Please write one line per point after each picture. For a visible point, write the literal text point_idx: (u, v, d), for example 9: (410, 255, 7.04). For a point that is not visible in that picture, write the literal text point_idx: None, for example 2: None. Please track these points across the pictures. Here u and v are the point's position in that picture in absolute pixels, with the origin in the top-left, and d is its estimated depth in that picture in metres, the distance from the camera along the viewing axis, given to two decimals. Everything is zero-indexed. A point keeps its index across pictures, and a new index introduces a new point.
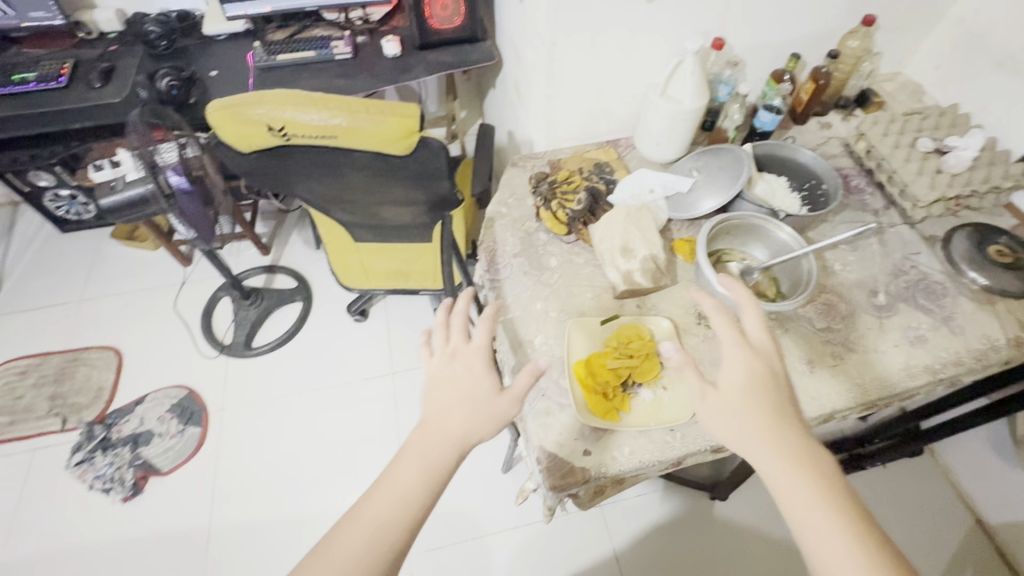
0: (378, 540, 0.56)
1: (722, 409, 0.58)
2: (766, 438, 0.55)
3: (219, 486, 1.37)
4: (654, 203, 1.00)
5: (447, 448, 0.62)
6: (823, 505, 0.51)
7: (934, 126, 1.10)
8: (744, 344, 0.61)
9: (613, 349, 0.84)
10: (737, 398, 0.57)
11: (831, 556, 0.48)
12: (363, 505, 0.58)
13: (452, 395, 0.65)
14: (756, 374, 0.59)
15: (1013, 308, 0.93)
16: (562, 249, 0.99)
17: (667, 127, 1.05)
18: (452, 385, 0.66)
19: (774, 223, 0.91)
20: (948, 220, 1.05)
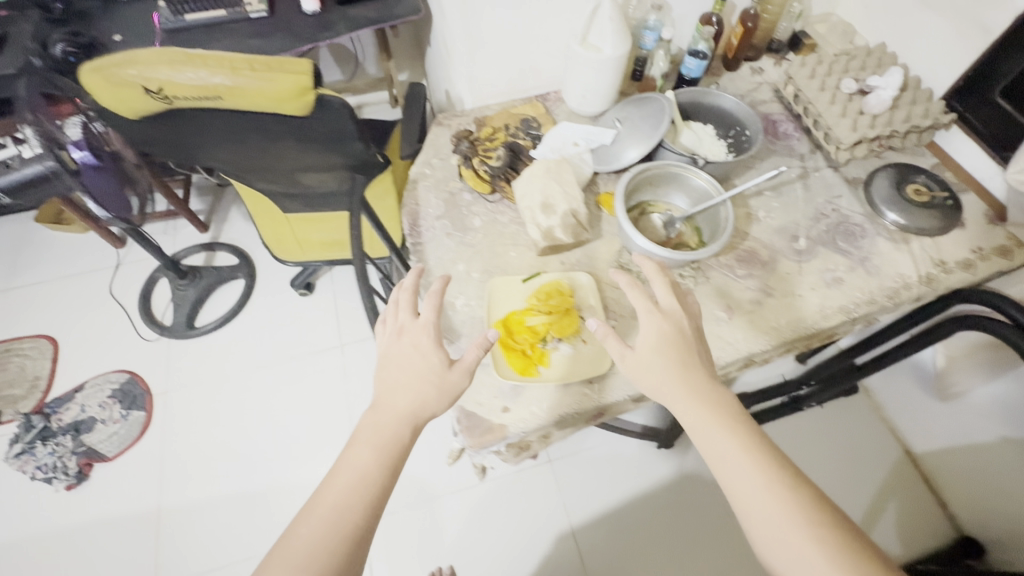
0: (336, 527, 0.55)
1: (641, 370, 0.65)
2: (680, 390, 0.62)
3: (167, 469, 1.35)
4: (576, 156, 0.97)
5: (401, 426, 0.62)
6: (731, 441, 0.58)
7: (860, 67, 1.09)
8: (655, 310, 0.67)
9: (532, 306, 0.84)
10: (654, 358, 0.64)
11: (739, 480, 0.56)
12: (317, 498, 0.57)
13: (401, 373, 0.65)
14: (666, 335, 0.65)
15: (927, 246, 0.95)
16: (486, 209, 0.97)
17: (590, 77, 1.02)
18: (401, 364, 0.67)
19: (692, 169, 0.91)
20: (871, 162, 1.06)
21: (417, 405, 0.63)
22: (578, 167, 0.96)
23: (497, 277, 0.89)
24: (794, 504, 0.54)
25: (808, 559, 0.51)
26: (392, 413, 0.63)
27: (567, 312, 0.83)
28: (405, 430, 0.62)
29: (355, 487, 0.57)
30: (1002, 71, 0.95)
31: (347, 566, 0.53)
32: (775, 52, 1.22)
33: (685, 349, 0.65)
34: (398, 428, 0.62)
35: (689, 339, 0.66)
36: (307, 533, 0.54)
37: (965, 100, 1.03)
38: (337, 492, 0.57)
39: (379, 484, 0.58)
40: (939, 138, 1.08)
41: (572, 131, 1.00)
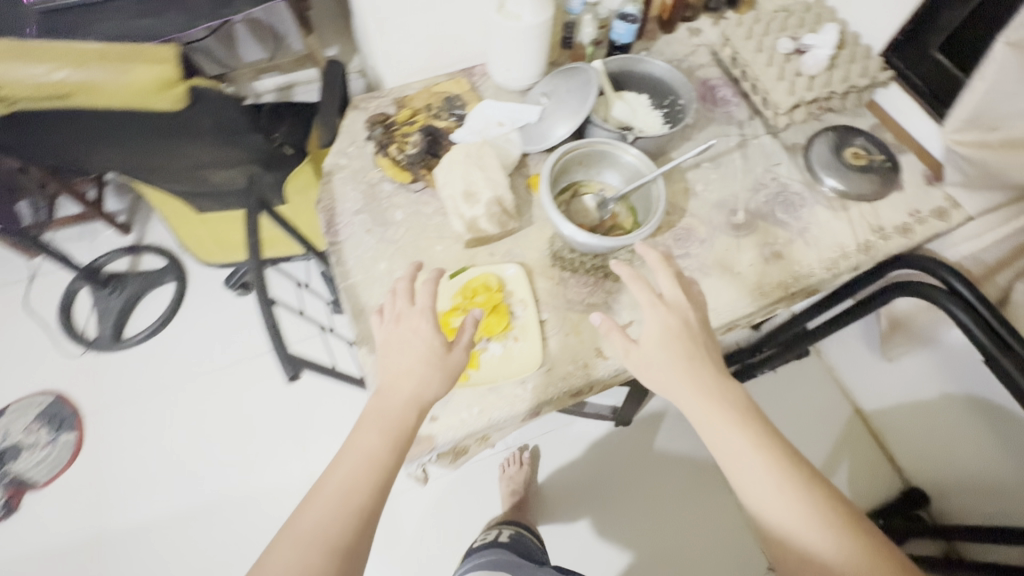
0: (347, 505, 0.58)
1: (648, 365, 0.66)
2: (688, 382, 0.63)
3: (105, 491, 1.28)
4: (500, 138, 0.90)
5: (402, 412, 0.63)
6: (742, 439, 0.59)
7: (799, 24, 1.04)
8: (659, 304, 0.67)
9: (458, 305, 0.79)
10: (660, 354, 0.64)
11: (750, 480, 0.58)
12: (329, 475, 0.60)
13: (401, 361, 0.66)
14: (675, 329, 0.66)
15: (866, 212, 0.92)
16: (408, 200, 0.90)
17: (512, 48, 0.94)
18: (397, 352, 0.67)
19: (621, 146, 0.85)
20: (811, 125, 1.02)
21: (415, 391, 0.64)
22: (503, 150, 0.90)
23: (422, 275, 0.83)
24: (806, 501, 0.56)
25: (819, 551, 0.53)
26: (397, 397, 0.65)
27: (495, 309, 0.79)
28: (406, 412, 0.63)
29: (360, 471, 0.60)
30: (941, 22, 0.91)
31: (357, 541, 0.56)
32: (713, 10, 1.15)
33: (690, 335, 0.66)
34: (399, 413, 0.63)
35: (697, 332, 0.67)
36: (318, 513, 0.57)
37: (905, 55, 0.99)
38: (343, 475, 0.59)
39: (384, 468, 0.60)
40: (878, 97, 1.05)
41: (494, 111, 0.92)
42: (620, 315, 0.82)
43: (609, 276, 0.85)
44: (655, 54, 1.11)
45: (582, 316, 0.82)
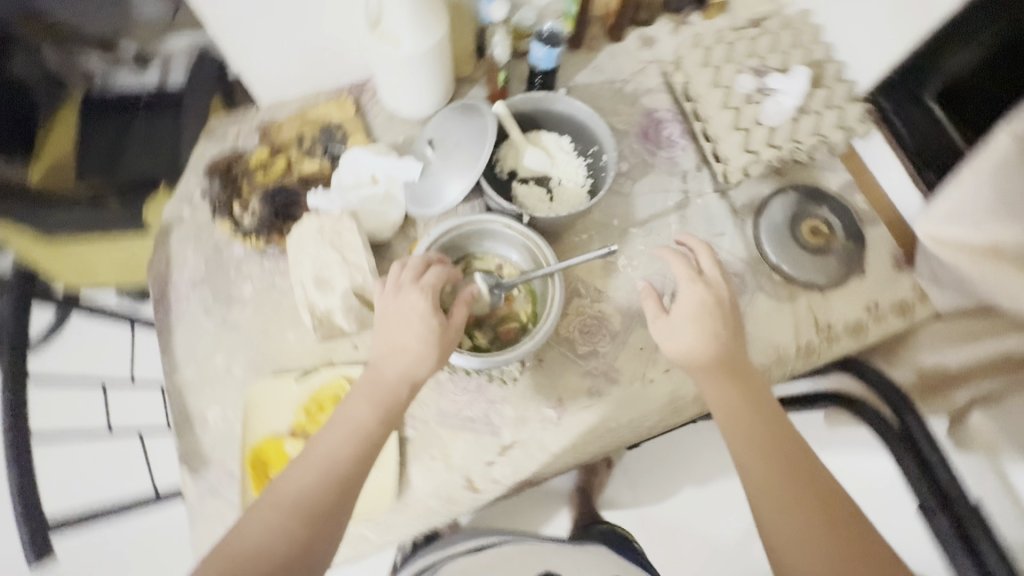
0: (330, 476, 0.51)
1: (672, 336, 0.62)
2: (698, 345, 0.60)
3: None
4: (376, 198, 0.72)
5: (396, 390, 0.56)
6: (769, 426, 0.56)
7: (771, 47, 0.83)
8: (697, 279, 0.62)
9: (301, 424, 0.65)
10: (687, 327, 0.61)
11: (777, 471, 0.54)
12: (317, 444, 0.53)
13: (393, 333, 0.56)
14: (706, 304, 0.61)
15: (815, 305, 0.77)
16: (260, 271, 0.73)
17: (398, 77, 0.74)
18: (394, 325, 0.57)
19: (516, 227, 0.70)
20: (770, 181, 0.83)
21: (409, 368, 0.55)
22: (379, 214, 0.72)
23: (265, 378, 0.68)
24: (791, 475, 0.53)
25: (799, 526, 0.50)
26: (388, 374, 0.56)
27: None
28: (399, 392, 0.55)
29: (342, 444, 0.53)
30: (944, 67, 0.70)
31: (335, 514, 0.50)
32: (675, 11, 0.92)
33: (707, 305, 0.61)
34: (393, 390, 0.55)
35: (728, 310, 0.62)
36: (296, 481, 0.51)
37: (896, 97, 0.77)
38: (324, 444, 0.53)
39: (369, 450, 0.53)
40: (857, 146, 0.85)
41: (369, 161, 0.73)
42: (500, 434, 0.69)
43: (494, 380, 0.71)
44: (595, 71, 0.89)
45: (454, 434, 0.68)
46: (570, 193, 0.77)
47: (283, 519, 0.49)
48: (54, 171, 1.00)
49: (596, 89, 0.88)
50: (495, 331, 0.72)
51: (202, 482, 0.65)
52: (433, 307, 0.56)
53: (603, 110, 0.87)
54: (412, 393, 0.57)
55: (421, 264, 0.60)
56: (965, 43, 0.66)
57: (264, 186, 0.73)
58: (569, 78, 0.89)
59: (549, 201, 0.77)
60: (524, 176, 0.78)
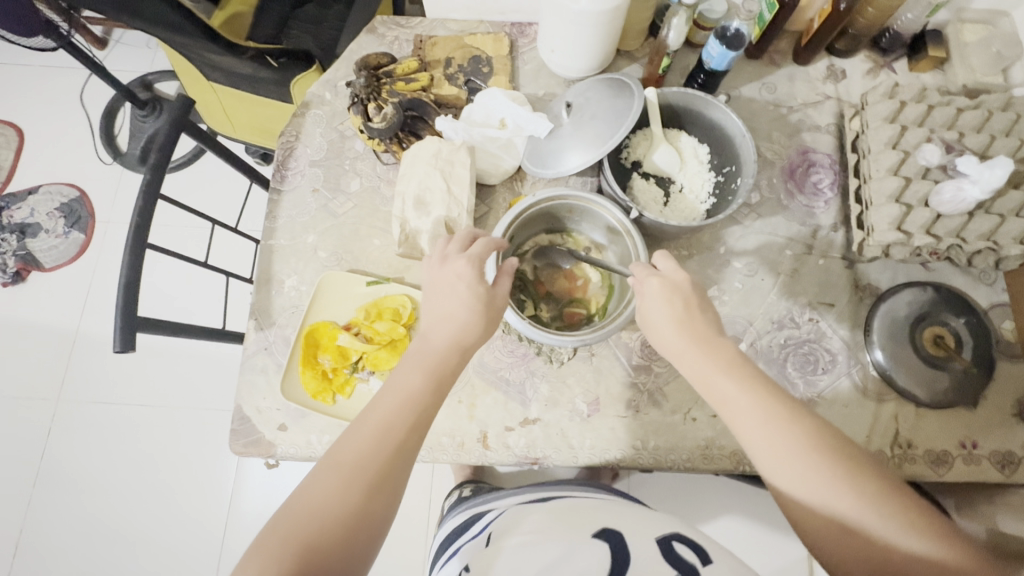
0: (385, 442, 0.48)
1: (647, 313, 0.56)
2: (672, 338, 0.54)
3: (61, 359, 1.32)
4: (497, 142, 0.72)
5: (442, 363, 0.53)
6: (761, 414, 0.49)
7: (979, 125, 0.72)
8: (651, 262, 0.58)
9: (358, 322, 0.69)
10: (657, 303, 0.55)
11: (785, 475, 0.47)
12: (357, 425, 0.49)
13: (441, 302, 0.55)
14: (671, 291, 0.55)
15: (903, 417, 0.69)
16: (373, 172, 0.77)
17: (561, 30, 0.73)
18: (440, 291, 0.56)
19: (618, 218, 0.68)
20: (909, 269, 0.75)
21: (458, 333, 0.54)
22: (495, 159, 0.73)
23: (341, 270, 0.73)
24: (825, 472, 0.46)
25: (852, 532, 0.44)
26: (431, 343, 0.54)
27: (392, 345, 0.68)
28: (449, 358, 0.54)
29: (393, 412, 0.49)
30: None
31: (396, 471, 0.47)
32: (880, 52, 0.82)
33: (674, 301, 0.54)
34: (442, 356, 0.53)
35: (691, 295, 0.55)
36: (353, 446, 0.47)
37: None
38: (378, 411, 0.50)
39: (422, 414, 0.50)
40: None
41: (504, 105, 0.73)
42: (528, 406, 0.69)
43: (541, 355, 0.71)
44: (765, 88, 0.82)
45: (486, 388, 0.70)
46: (687, 204, 0.74)
47: (344, 490, 0.45)
48: (234, 21, 1.09)
49: (758, 108, 0.81)
50: (559, 310, 0.71)
51: (262, 337, 0.71)
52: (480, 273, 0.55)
53: (757, 130, 0.80)
54: (461, 361, 0.55)
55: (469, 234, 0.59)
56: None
57: (400, 96, 0.74)
58: (735, 86, 0.82)
59: (663, 204, 0.75)
60: (647, 171, 0.76)
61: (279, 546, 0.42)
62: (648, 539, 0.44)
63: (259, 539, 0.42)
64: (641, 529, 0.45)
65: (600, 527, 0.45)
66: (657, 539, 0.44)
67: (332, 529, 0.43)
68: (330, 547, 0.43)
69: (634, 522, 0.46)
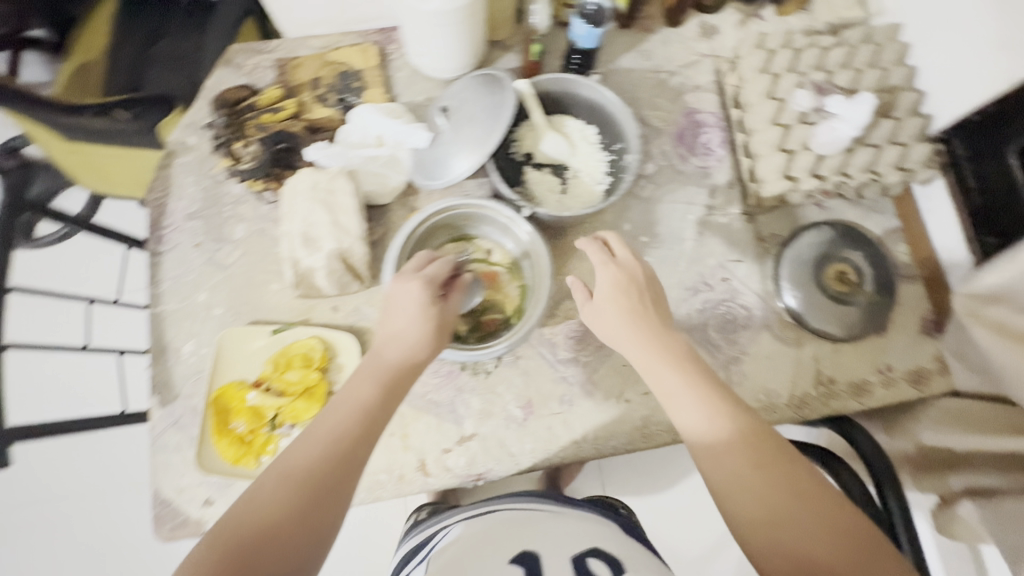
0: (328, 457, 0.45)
1: (599, 319, 0.58)
2: (624, 335, 0.56)
3: None
4: (379, 160, 0.69)
5: (396, 379, 0.50)
6: (704, 407, 0.50)
7: (845, 62, 0.73)
8: (607, 261, 0.58)
9: (268, 377, 0.65)
10: (606, 304, 0.56)
11: (725, 466, 0.46)
12: (301, 438, 0.46)
13: (394, 315, 0.53)
14: (622, 286, 0.57)
15: (823, 356, 0.72)
16: (256, 214, 0.72)
17: (421, 32, 0.69)
18: (393, 308, 0.53)
19: (512, 217, 0.66)
20: (806, 211, 0.77)
21: (409, 352, 0.51)
22: (380, 177, 0.69)
23: (241, 324, 0.68)
24: (757, 450, 0.46)
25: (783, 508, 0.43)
26: (381, 357, 0.51)
27: (308, 394, 0.65)
28: (402, 371, 0.51)
29: (343, 426, 0.47)
30: None
31: (327, 493, 0.43)
32: (746, 1, 0.82)
33: (628, 293, 0.56)
34: (396, 367, 0.50)
35: (645, 291, 0.57)
36: (299, 458, 0.45)
37: (972, 143, 0.69)
38: (328, 420, 0.47)
39: (371, 425, 0.48)
40: (913, 190, 0.77)
41: (377, 120, 0.69)
42: (463, 424, 0.68)
43: (467, 369, 0.69)
44: (642, 56, 0.82)
45: (415, 415, 0.68)
46: (585, 187, 0.73)
47: (282, 501, 0.42)
48: (79, 74, 0.98)
49: (638, 78, 0.81)
50: (475, 320, 0.69)
51: (168, 413, 0.66)
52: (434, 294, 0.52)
53: (642, 101, 0.80)
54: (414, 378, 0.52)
55: (426, 256, 0.57)
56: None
57: (266, 130, 0.71)
58: (612, 60, 0.82)
59: (561, 192, 0.73)
60: (539, 161, 0.74)
61: (210, 559, 0.39)
62: (565, 560, 0.44)
63: (191, 554, 0.40)
64: (562, 548, 0.45)
65: (521, 550, 0.45)
66: (572, 558, 0.44)
67: (264, 535, 0.40)
68: (266, 558, 0.40)
69: (558, 543, 0.46)
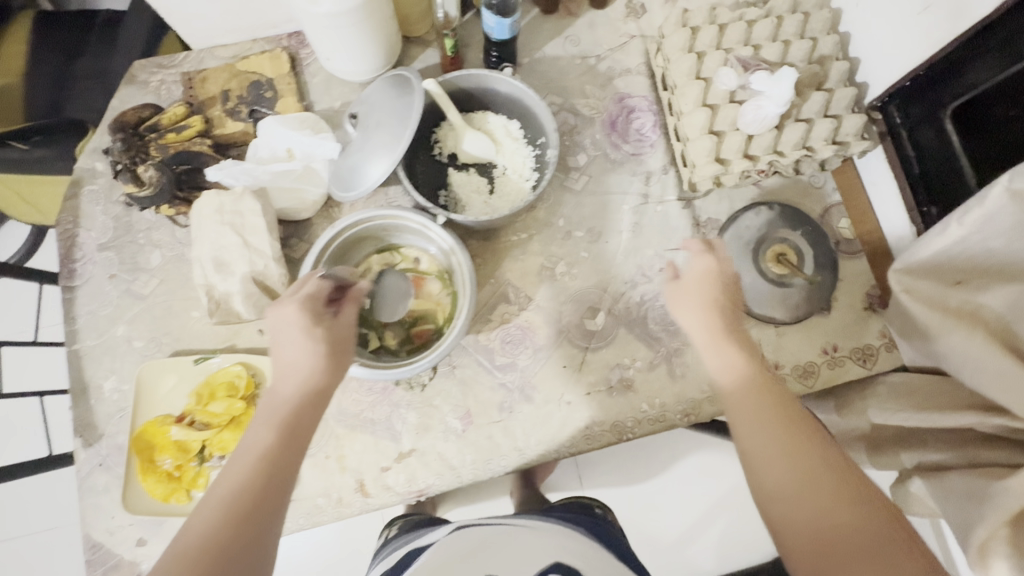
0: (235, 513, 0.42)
1: (682, 299, 0.57)
2: (698, 321, 0.55)
3: None
4: (291, 174, 0.66)
5: (296, 413, 0.48)
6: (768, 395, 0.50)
7: (774, 33, 0.70)
8: (704, 249, 0.57)
9: (193, 409, 0.63)
10: (696, 286, 0.56)
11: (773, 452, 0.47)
12: (209, 497, 0.44)
13: (280, 350, 0.50)
14: (713, 278, 0.56)
15: (766, 341, 0.70)
16: (173, 239, 0.69)
17: (322, 35, 0.65)
18: (278, 342, 0.50)
19: (425, 220, 0.63)
20: (744, 193, 0.74)
21: (301, 382, 0.48)
22: (295, 193, 0.66)
23: (162, 356, 0.66)
24: (793, 434, 0.48)
25: (804, 485, 0.45)
26: (277, 395, 0.48)
27: (235, 423, 0.63)
28: (299, 404, 0.48)
29: (242, 476, 0.44)
30: (967, 79, 0.59)
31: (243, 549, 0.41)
32: None
33: (717, 290, 0.56)
34: (291, 402, 0.48)
35: (731, 287, 0.57)
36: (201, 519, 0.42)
37: (910, 110, 0.67)
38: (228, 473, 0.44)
39: (275, 469, 0.45)
40: (853, 162, 0.75)
41: (286, 133, 0.66)
42: (400, 440, 0.66)
43: (401, 384, 0.67)
44: (568, 42, 0.78)
45: (351, 434, 0.66)
46: (512, 185, 0.70)
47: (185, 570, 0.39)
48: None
49: (566, 65, 0.78)
50: (406, 334, 0.66)
51: (93, 454, 0.64)
52: (314, 319, 0.50)
53: (570, 89, 0.77)
54: (316, 407, 0.49)
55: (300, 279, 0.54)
56: (996, 60, 0.55)
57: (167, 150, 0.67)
58: (536, 48, 0.78)
59: (488, 192, 0.70)
60: (464, 162, 0.71)
61: None
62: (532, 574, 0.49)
63: None
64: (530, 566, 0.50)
65: None
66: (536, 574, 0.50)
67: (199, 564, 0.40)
68: None
69: (538, 548, 0.53)
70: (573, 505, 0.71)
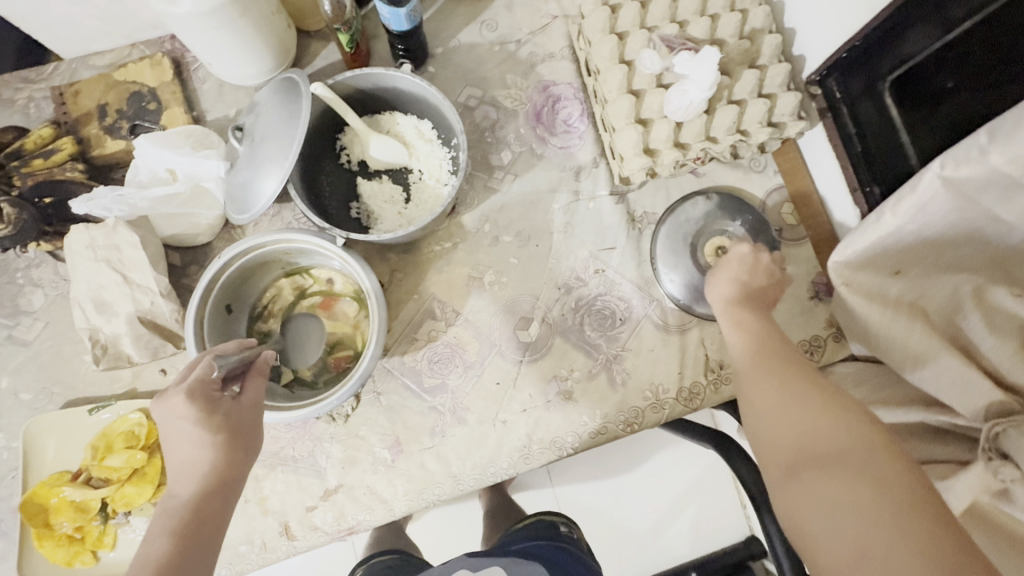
0: None
1: (717, 278, 0.55)
2: (723, 297, 0.53)
3: None
4: (177, 198, 0.59)
5: (203, 500, 0.42)
6: (781, 368, 0.45)
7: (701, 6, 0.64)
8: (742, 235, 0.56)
9: (89, 465, 0.57)
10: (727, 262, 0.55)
11: (784, 426, 0.41)
12: None
13: (176, 449, 0.44)
14: (746, 261, 0.54)
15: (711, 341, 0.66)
16: (55, 277, 0.62)
17: (196, 39, 0.58)
18: (169, 438, 0.44)
19: (326, 248, 0.57)
20: (681, 182, 0.69)
21: (201, 479, 0.43)
22: (186, 219, 0.60)
23: (54, 409, 0.60)
24: (811, 400, 0.41)
25: (801, 437, 0.39)
26: (178, 500, 0.42)
27: (136, 476, 0.57)
28: (205, 503, 0.42)
29: None
30: (903, 49, 0.54)
31: None
32: None
33: (754, 276, 0.54)
34: (194, 503, 0.42)
35: (769, 273, 0.54)
36: None
37: (850, 82, 0.62)
38: None
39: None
40: (793, 142, 0.70)
41: (165, 153, 0.59)
42: (325, 476, 0.62)
43: (322, 417, 0.62)
44: (485, 27, 0.72)
45: (269, 474, 0.61)
46: (429, 191, 0.64)
47: None
48: None
49: (484, 53, 0.71)
50: (321, 362, 0.62)
51: None
52: (208, 406, 0.44)
53: (489, 79, 0.71)
54: (228, 500, 0.43)
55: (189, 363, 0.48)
56: (936, 26, 0.50)
57: (30, 180, 0.60)
58: (450, 36, 0.71)
59: (404, 201, 0.64)
60: (375, 169, 0.65)
61: None
62: None
63: None
64: None
65: None
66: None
67: None
68: None
69: None
70: (537, 532, 0.69)
